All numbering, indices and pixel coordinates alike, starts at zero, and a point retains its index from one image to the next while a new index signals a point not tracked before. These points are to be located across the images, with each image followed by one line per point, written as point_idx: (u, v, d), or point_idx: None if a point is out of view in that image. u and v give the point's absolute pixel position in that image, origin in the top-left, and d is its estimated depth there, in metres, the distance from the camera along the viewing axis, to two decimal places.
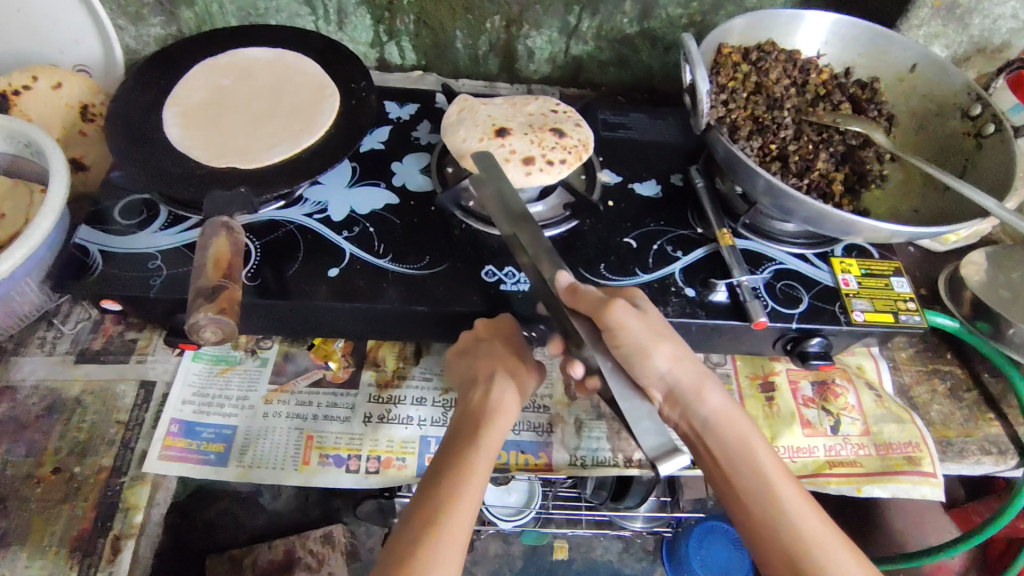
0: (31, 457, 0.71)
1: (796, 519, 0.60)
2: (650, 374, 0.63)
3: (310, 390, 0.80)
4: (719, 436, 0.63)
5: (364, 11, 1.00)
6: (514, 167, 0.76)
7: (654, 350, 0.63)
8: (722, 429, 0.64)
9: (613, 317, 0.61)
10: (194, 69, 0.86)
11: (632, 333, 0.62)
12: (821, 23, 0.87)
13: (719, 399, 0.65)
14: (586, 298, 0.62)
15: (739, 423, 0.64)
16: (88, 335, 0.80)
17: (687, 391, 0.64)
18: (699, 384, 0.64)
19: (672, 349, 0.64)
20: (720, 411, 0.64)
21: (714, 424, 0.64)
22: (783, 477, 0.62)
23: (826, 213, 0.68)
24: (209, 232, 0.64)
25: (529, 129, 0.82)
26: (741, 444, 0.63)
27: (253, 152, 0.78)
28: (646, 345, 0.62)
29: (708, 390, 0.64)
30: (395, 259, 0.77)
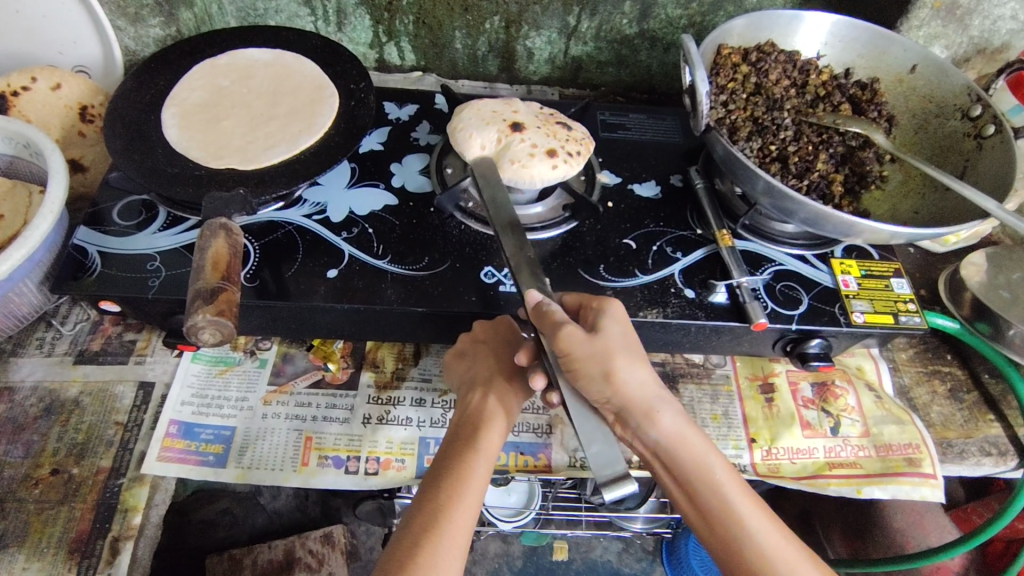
0: (29, 458, 0.70)
1: (757, 533, 0.61)
2: (601, 398, 0.62)
3: (309, 391, 0.80)
4: (674, 458, 0.62)
5: (364, 11, 1.00)
6: (541, 159, 0.76)
7: (607, 375, 0.60)
8: (674, 448, 0.62)
9: (562, 345, 0.59)
10: (193, 70, 0.86)
11: (584, 361, 0.60)
12: (821, 23, 0.87)
13: (670, 420, 0.63)
14: (544, 320, 0.61)
15: (690, 440, 0.63)
16: (87, 336, 0.80)
17: (639, 413, 0.62)
18: (653, 405, 0.62)
19: (627, 369, 0.61)
20: (674, 434, 0.62)
21: (666, 444, 0.62)
22: (738, 490, 0.63)
23: (825, 214, 0.68)
24: (208, 233, 0.64)
25: (536, 123, 0.82)
26: (695, 467, 0.62)
27: (252, 153, 0.78)
28: (598, 370, 0.60)
29: (660, 413, 0.62)
30: (394, 260, 0.77)
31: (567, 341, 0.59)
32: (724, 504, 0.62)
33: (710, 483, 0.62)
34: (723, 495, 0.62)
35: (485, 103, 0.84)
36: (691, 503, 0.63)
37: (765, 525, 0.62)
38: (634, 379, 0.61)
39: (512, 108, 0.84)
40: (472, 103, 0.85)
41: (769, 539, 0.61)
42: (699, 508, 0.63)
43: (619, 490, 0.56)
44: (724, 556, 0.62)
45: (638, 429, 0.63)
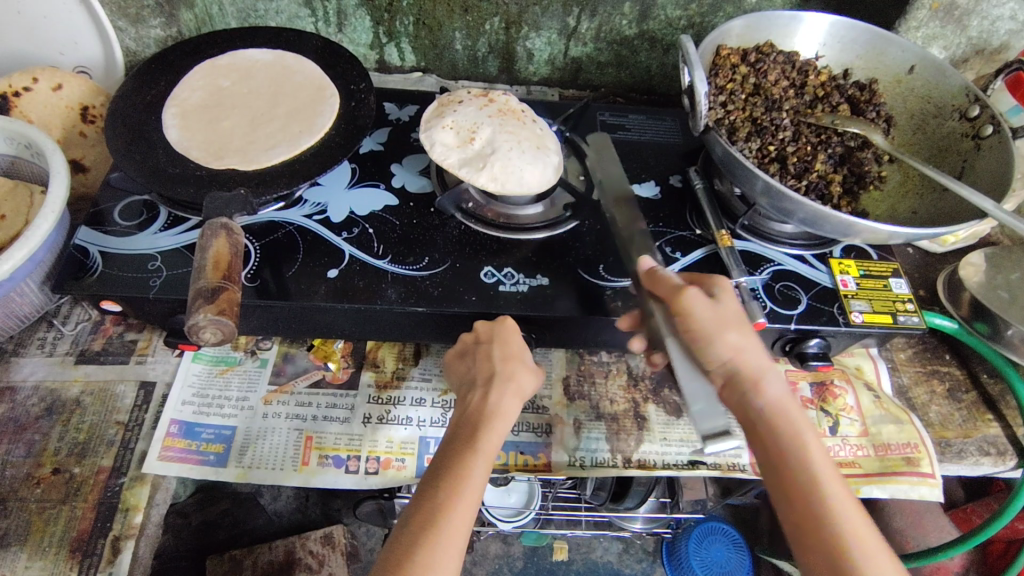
0: (31, 458, 0.71)
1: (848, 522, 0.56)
2: (713, 361, 0.63)
3: (309, 391, 0.80)
4: (778, 424, 0.61)
5: (364, 13, 1.00)
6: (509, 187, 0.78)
7: (718, 339, 0.63)
8: (777, 420, 0.61)
9: (686, 305, 0.63)
10: (193, 71, 0.86)
11: (702, 321, 0.63)
12: (819, 25, 0.88)
13: (777, 391, 0.62)
14: (665, 281, 0.66)
15: (793, 418, 0.61)
16: (88, 336, 0.80)
17: (746, 377, 0.62)
18: (761, 374, 0.63)
19: (737, 337, 0.63)
20: (779, 403, 0.62)
21: (769, 414, 0.61)
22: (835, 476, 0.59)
23: (824, 215, 0.68)
24: (209, 234, 0.64)
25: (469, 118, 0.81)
26: (793, 440, 0.60)
27: (253, 154, 0.78)
28: (712, 334, 0.63)
29: (768, 382, 0.62)
30: (395, 260, 0.77)
31: (689, 304, 0.63)
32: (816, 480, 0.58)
33: (807, 456, 0.59)
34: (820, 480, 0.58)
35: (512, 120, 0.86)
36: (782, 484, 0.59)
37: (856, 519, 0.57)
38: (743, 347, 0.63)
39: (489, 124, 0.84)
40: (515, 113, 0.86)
41: (866, 539, 0.56)
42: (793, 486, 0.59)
43: (719, 446, 0.58)
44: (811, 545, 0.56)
45: (742, 397, 0.63)
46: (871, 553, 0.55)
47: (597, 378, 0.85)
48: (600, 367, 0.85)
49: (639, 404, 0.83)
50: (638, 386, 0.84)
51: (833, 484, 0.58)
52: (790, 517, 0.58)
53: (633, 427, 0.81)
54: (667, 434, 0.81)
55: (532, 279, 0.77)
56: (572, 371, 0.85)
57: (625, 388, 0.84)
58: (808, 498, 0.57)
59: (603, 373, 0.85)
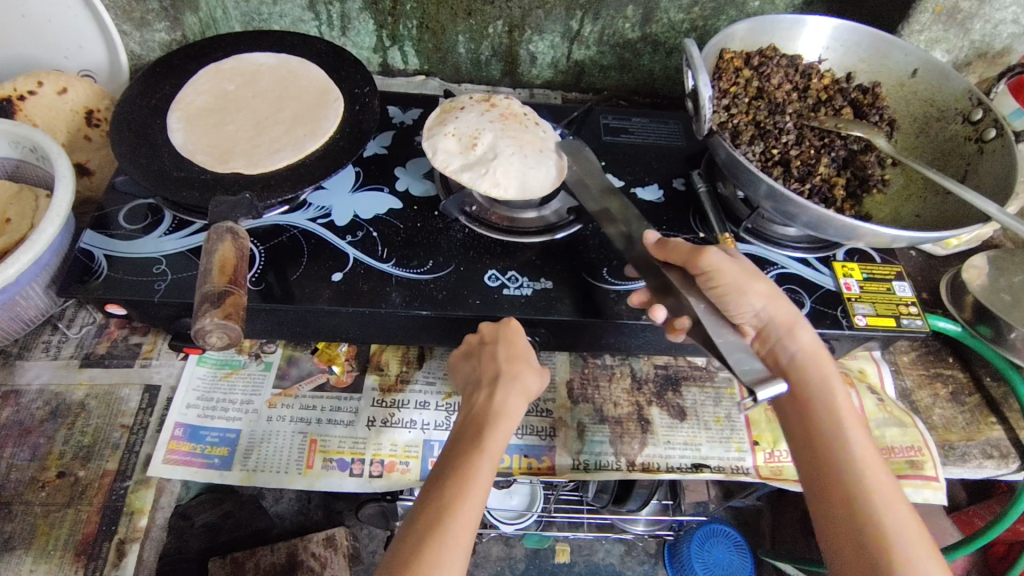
0: (36, 461, 0.71)
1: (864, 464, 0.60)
2: (745, 311, 0.65)
3: (314, 394, 0.80)
4: (806, 372, 0.64)
5: (367, 16, 1.01)
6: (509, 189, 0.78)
7: (749, 290, 0.64)
8: (807, 367, 0.64)
9: (709, 260, 0.64)
10: (198, 74, 0.87)
11: (729, 276, 0.64)
12: (822, 28, 0.88)
13: (809, 340, 0.65)
14: (677, 250, 0.65)
15: (823, 366, 0.64)
16: (92, 339, 0.80)
17: (781, 325, 0.65)
18: (796, 321, 0.66)
19: (767, 288, 0.65)
20: (811, 351, 0.65)
21: (800, 360, 0.65)
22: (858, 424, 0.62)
23: (828, 218, 0.68)
24: (215, 237, 0.65)
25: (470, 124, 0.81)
26: (821, 388, 0.63)
27: (258, 157, 0.78)
28: (743, 284, 0.64)
29: (801, 330, 0.65)
30: (399, 264, 0.77)
31: (716, 261, 0.64)
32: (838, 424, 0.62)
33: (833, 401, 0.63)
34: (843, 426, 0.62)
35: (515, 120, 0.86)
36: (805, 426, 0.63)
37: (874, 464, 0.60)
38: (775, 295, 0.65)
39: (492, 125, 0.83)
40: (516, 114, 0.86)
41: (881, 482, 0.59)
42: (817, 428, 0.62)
43: (770, 390, 0.53)
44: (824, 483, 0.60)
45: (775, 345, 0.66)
46: (889, 494, 0.58)
47: (601, 381, 0.85)
48: (604, 370, 0.85)
49: (642, 407, 0.83)
50: (641, 389, 0.84)
51: (856, 431, 0.61)
52: (810, 455, 0.62)
53: (636, 430, 0.81)
54: (671, 438, 0.81)
55: (536, 282, 0.77)
56: (575, 374, 0.85)
57: (629, 391, 0.84)
58: (831, 442, 0.61)
59: (606, 376, 0.85)
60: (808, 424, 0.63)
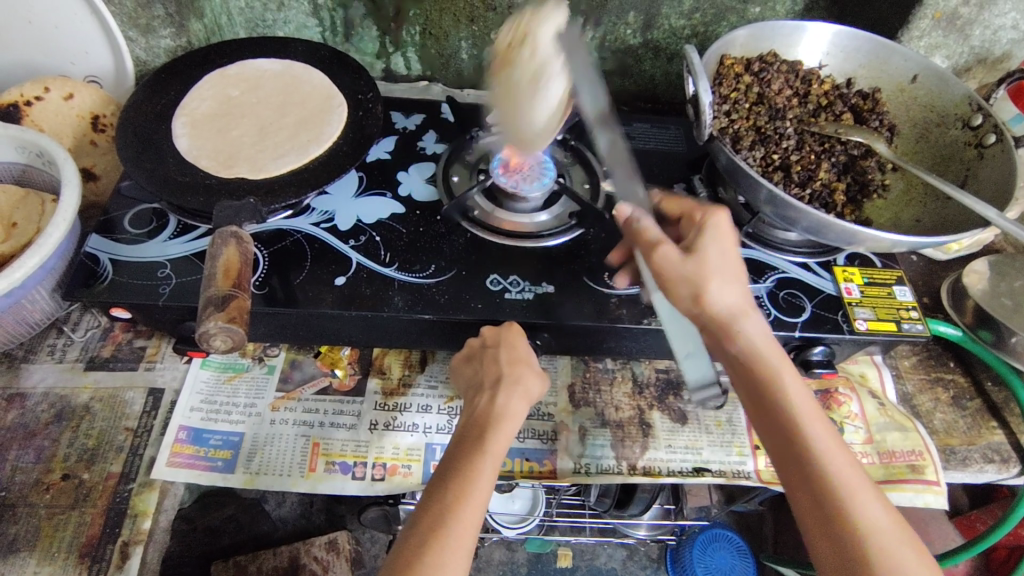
0: (41, 463, 0.71)
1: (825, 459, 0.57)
2: (691, 308, 0.63)
3: (316, 398, 0.81)
4: (755, 367, 0.61)
5: (371, 23, 1.02)
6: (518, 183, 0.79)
7: (698, 288, 0.62)
8: (756, 362, 0.61)
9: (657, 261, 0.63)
10: (203, 80, 0.87)
11: (678, 272, 0.62)
12: (823, 34, 0.88)
13: (756, 331, 0.62)
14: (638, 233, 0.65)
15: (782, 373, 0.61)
16: (97, 342, 0.81)
17: (726, 322, 0.62)
18: (739, 316, 0.62)
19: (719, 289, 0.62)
20: (757, 346, 0.61)
21: (750, 356, 0.61)
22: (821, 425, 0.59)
23: (827, 223, 0.69)
24: (219, 242, 0.65)
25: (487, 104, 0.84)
26: (774, 385, 0.60)
27: (262, 162, 0.79)
28: (692, 280, 0.62)
29: (744, 325, 0.62)
30: (402, 268, 0.78)
31: (662, 261, 0.63)
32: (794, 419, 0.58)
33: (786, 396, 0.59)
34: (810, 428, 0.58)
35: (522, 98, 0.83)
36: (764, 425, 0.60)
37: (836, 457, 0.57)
38: (722, 288, 0.62)
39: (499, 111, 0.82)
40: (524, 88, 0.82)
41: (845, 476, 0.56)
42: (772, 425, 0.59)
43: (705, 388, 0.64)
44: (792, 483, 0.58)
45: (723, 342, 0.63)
46: (853, 487, 0.56)
47: (603, 385, 0.85)
48: (605, 374, 0.86)
49: (644, 411, 0.83)
50: (643, 393, 0.85)
51: (814, 424, 0.58)
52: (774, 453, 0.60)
53: (638, 435, 0.81)
54: (672, 442, 0.81)
55: (538, 286, 0.78)
56: (577, 378, 0.85)
57: (630, 395, 0.84)
58: (792, 444, 0.58)
59: (608, 380, 0.85)
60: (767, 420, 0.60)
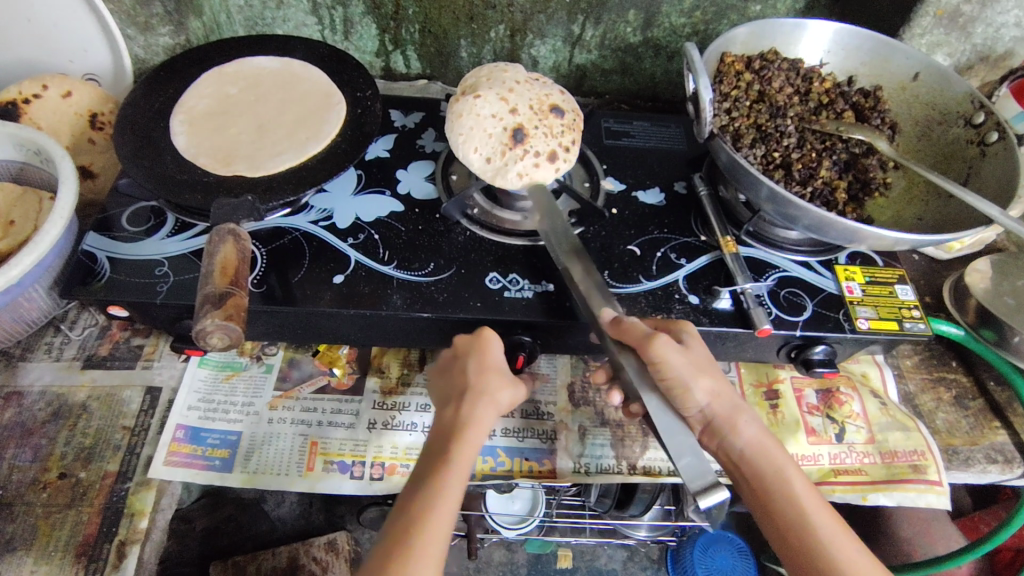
0: (37, 462, 0.71)
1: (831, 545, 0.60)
2: (691, 408, 0.66)
3: (314, 396, 0.80)
4: (756, 468, 0.64)
5: (370, 20, 1.01)
6: (546, 172, 0.75)
7: (693, 386, 0.63)
8: (756, 459, 0.64)
9: (657, 352, 0.61)
10: (201, 78, 0.87)
11: (676, 369, 0.62)
12: (824, 32, 0.88)
13: (753, 432, 0.65)
14: (632, 330, 0.62)
15: (773, 455, 0.65)
16: (95, 341, 0.80)
17: (723, 422, 0.65)
18: (735, 415, 0.65)
19: (713, 384, 0.65)
20: (756, 444, 0.65)
21: (749, 456, 0.65)
22: (817, 503, 0.63)
23: (829, 221, 0.68)
24: (217, 239, 0.65)
25: (501, 107, 0.76)
26: (777, 478, 0.63)
27: (260, 160, 0.78)
28: (687, 380, 0.63)
29: (743, 424, 0.65)
30: (400, 266, 0.77)
31: (661, 352, 0.61)
32: (804, 516, 0.62)
33: (793, 492, 0.63)
34: (812, 517, 0.62)
35: (530, 93, 0.79)
36: (772, 522, 0.63)
37: (837, 535, 0.61)
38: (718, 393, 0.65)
39: (511, 104, 0.77)
40: (529, 87, 0.80)
41: (842, 553, 0.60)
42: (775, 517, 0.63)
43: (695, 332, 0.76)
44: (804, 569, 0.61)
45: (724, 439, 0.66)
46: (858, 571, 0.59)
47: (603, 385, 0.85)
48: None
49: None
50: None
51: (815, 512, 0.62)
52: (783, 544, 0.62)
53: (637, 434, 0.81)
54: None
55: (536, 285, 0.77)
56: (577, 378, 0.85)
57: None
58: (804, 538, 0.61)
59: None
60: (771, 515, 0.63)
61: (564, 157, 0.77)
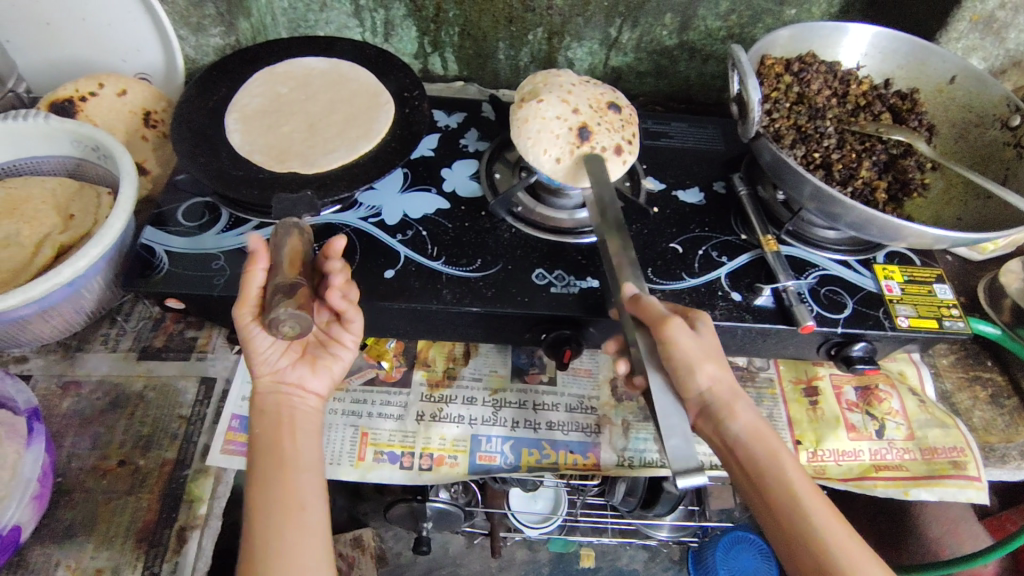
0: (97, 450, 0.73)
1: (821, 526, 0.61)
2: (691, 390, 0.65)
3: (364, 388, 0.82)
4: (751, 454, 0.64)
5: (411, 23, 1.03)
6: (614, 164, 0.77)
7: (701, 369, 0.63)
8: (753, 444, 0.65)
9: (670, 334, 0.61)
10: (251, 78, 0.89)
11: (687, 351, 0.62)
12: (863, 35, 0.89)
13: (749, 417, 0.66)
14: (648, 308, 0.62)
15: (768, 440, 0.65)
16: (149, 333, 0.82)
17: (721, 407, 0.65)
18: (734, 400, 0.65)
19: (718, 369, 0.64)
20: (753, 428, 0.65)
21: (745, 441, 0.65)
22: (808, 487, 0.64)
23: (873, 219, 0.70)
24: (282, 232, 0.66)
25: (563, 108, 0.78)
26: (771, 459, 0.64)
27: (313, 157, 0.80)
28: (695, 360, 0.63)
29: (740, 408, 0.65)
30: (449, 262, 0.79)
31: (674, 334, 0.61)
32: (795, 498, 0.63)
33: (785, 476, 0.64)
34: (802, 501, 0.63)
35: (584, 94, 0.81)
36: (764, 506, 0.64)
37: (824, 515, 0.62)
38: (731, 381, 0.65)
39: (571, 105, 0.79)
40: (582, 88, 0.82)
41: (829, 533, 0.61)
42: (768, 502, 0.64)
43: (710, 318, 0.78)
44: (794, 549, 0.62)
45: (724, 425, 0.65)
46: (845, 549, 0.61)
47: None
48: None
49: None
50: None
51: (805, 492, 0.63)
52: (776, 528, 0.63)
53: None
54: None
55: (582, 280, 0.79)
56: (619, 373, 0.86)
57: None
58: (796, 521, 0.62)
59: None
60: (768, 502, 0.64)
61: (630, 149, 0.79)
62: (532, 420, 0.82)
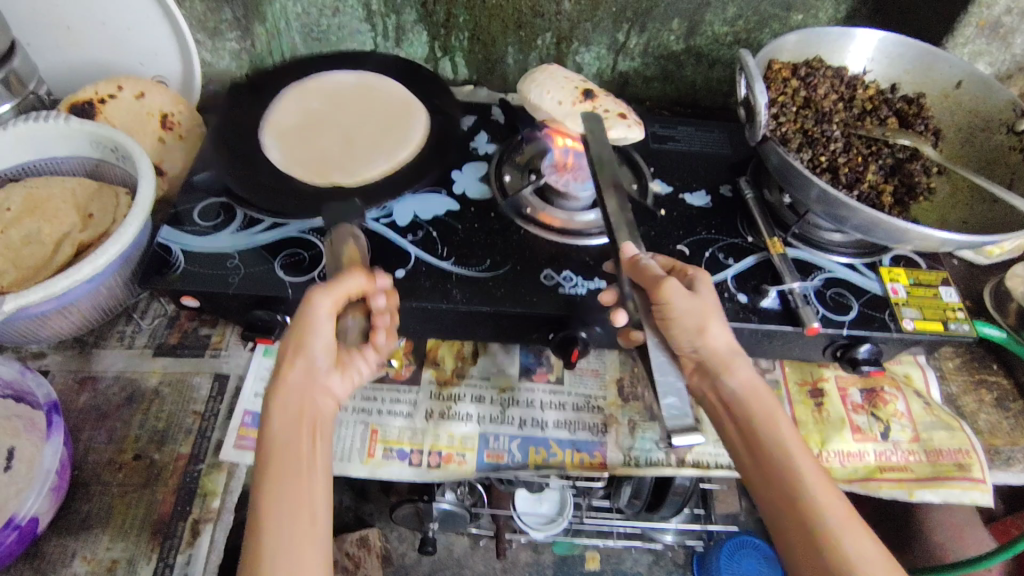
0: (113, 444, 0.75)
1: (816, 492, 0.60)
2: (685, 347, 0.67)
3: (374, 386, 0.84)
4: (748, 414, 0.66)
5: (421, 28, 1.05)
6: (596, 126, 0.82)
7: (705, 327, 0.66)
8: (748, 403, 0.66)
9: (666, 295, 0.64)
10: (283, 92, 0.93)
11: (681, 308, 0.65)
12: (870, 40, 0.90)
13: (746, 375, 0.67)
14: (643, 269, 0.66)
15: (767, 402, 0.66)
16: (164, 330, 0.84)
17: (716, 364, 0.67)
18: (732, 359, 0.67)
19: (719, 328, 0.67)
20: (751, 388, 0.66)
21: (742, 399, 0.66)
22: (805, 452, 0.63)
23: (880, 220, 0.70)
24: (340, 239, 0.71)
25: (568, 83, 0.91)
26: (767, 420, 0.65)
27: (353, 167, 0.85)
28: (699, 319, 0.66)
29: (737, 368, 0.67)
30: (459, 262, 0.80)
31: (670, 293, 0.64)
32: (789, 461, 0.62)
33: (783, 438, 0.63)
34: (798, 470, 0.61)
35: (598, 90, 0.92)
36: (757, 465, 0.64)
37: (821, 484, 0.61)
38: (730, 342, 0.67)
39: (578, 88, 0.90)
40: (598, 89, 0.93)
41: (823, 501, 0.60)
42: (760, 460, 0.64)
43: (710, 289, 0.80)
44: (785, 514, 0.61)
45: (720, 382, 0.67)
46: (843, 522, 0.58)
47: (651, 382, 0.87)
48: None
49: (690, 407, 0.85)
50: None
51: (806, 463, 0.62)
52: (766, 491, 0.63)
53: None
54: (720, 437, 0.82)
55: (590, 281, 0.80)
56: (625, 373, 0.87)
57: None
58: (785, 484, 0.61)
59: None
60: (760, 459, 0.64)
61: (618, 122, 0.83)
62: (539, 418, 0.83)
